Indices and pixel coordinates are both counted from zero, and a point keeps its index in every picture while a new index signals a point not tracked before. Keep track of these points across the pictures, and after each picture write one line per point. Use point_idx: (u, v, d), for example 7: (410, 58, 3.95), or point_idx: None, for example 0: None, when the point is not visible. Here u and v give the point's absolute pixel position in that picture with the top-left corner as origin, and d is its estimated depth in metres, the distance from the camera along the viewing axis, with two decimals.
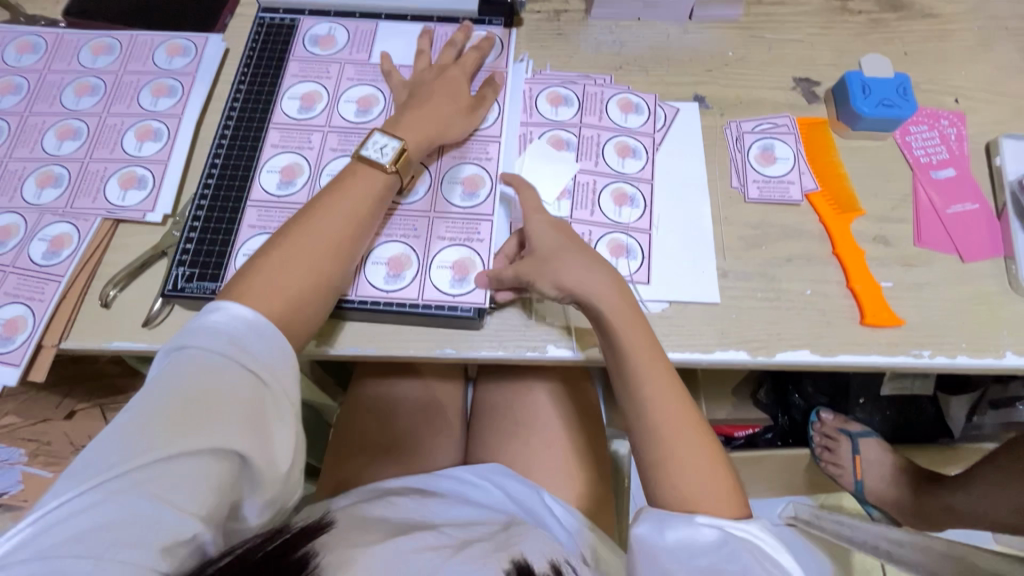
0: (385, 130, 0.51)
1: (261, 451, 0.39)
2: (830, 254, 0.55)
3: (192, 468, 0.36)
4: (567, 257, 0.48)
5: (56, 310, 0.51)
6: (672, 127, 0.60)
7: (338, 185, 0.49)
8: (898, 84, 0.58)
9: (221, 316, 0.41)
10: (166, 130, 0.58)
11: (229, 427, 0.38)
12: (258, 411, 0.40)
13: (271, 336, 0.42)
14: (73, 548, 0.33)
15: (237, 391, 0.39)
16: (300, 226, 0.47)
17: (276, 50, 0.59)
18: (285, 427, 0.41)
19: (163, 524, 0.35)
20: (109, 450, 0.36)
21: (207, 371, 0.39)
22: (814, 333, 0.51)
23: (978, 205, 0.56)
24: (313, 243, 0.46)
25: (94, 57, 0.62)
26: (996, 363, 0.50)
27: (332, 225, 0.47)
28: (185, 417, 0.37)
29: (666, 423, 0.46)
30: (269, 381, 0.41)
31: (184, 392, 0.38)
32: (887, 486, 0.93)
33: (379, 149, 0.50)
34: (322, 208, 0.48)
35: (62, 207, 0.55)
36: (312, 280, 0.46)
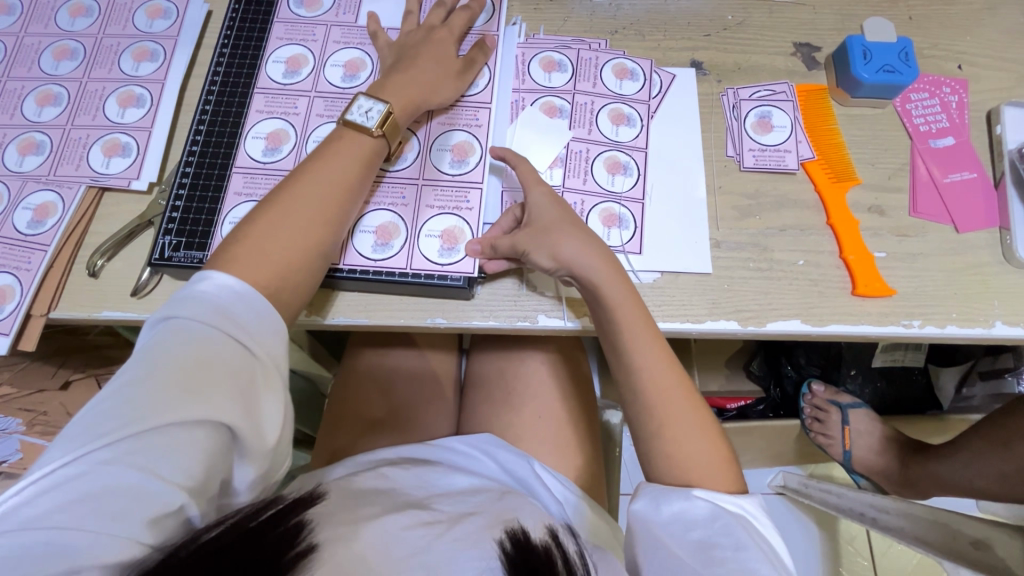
0: (369, 93, 0.50)
1: (251, 421, 0.40)
2: (825, 224, 0.54)
3: (180, 438, 0.36)
4: (560, 230, 0.48)
5: (44, 280, 0.51)
6: (668, 94, 0.59)
7: (322, 153, 0.48)
8: (901, 49, 0.56)
9: (208, 288, 0.41)
10: (149, 95, 0.57)
11: (218, 399, 0.38)
12: (247, 381, 0.40)
13: (259, 307, 0.42)
14: (62, 518, 0.33)
15: (227, 363, 0.39)
16: (287, 196, 0.46)
17: (260, 12, 0.57)
18: (274, 398, 0.42)
19: (152, 495, 0.35)
20: (95, 422, 0.36)
21: (195, 342, 0.39)
22: (805, 303, 0.51)
23: (976, 175, 0.56)
24: (300, 214, 0.46)
25: (72, 19, 0.60)
26: (985, 334, 0.51)
27: (319, 196, 0.46)
28: (172, 388, 0.37)
29: (657, 392, 0.47)
30: (259, 353, 0.41)
31: (171, 363, 0.38)
32: (874, 456, 0.94)
33: (363, 113, 0.49)
34: (310, 178, 0.47)
35: (44, 175, 0.54)
36: (300, 250, 0.45)
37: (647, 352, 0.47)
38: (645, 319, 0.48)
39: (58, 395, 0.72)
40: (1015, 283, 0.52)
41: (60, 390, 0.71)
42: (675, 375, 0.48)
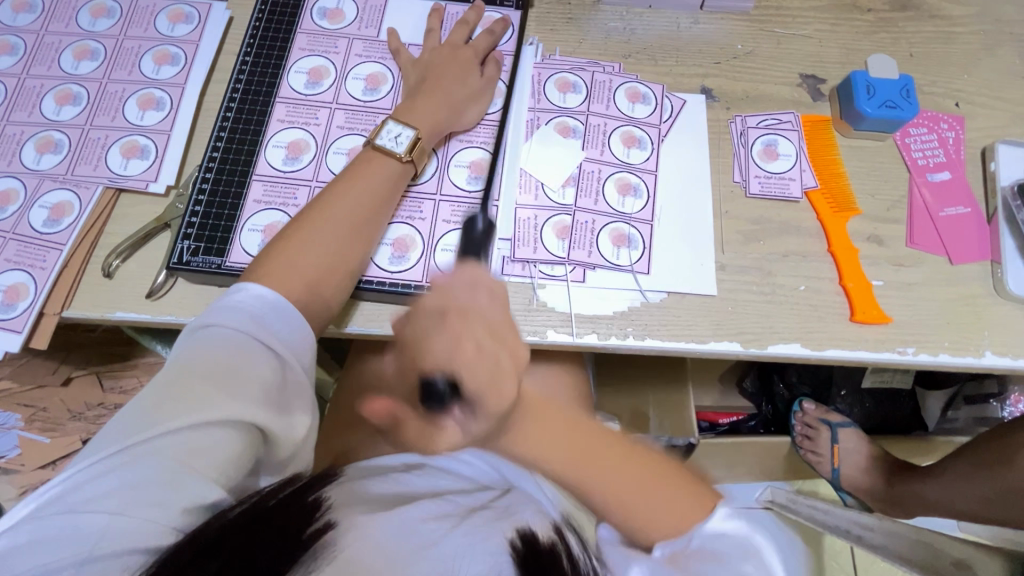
0: (398, 119, 0.51)
1: (278, 424, 0.41)
2: (826, 251, 0.56)
3: (215, 435, 0.38)
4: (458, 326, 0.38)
5: (58, 279, 0.51)
6: (679, 118, 0.60)
7: (350, 173, 0.50)
8: (902, 86, 0.59)
9: (242, 296, 0.43)
10: (169, 99, 0.58)
11: (251, 399, 0.40)
12: (275, 386, 0.42)
13: (290, 317, 0.44)
14: (102, 506, 0.34)
15: (256, 368, 0.41)
16: (318, 214, 0.48)
17: (284, 22, 0.58)
18: (301, 402, 0.44)
19: (186, 486, 0.36)
20: (137, 417, 0.38)
21: (229, 346, 0.41)
22: (805, 327, 0.53)
23: (970, 209, 0.58)
24: (330, 232, 0.47)
25: (94, 20, 0.60)
26: (975, 363, 0.53)
27: (348, 214, 0.48)
28: (208, 388, 0.39)
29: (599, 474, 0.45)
30: (288, 358, 0.43)
31: (207, 365, 0.40)
32: (862, 475, 0.96)
33: (393, 138, 0.51)
34: (337, 196, 0.49)
35: (62, 173, 0.55)
36: (329, 265, 0.47)
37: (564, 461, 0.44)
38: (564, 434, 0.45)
39: (59, 391, 0.72)
40: (1004, 315, 0.54)
41: (61, 386, 0.71)
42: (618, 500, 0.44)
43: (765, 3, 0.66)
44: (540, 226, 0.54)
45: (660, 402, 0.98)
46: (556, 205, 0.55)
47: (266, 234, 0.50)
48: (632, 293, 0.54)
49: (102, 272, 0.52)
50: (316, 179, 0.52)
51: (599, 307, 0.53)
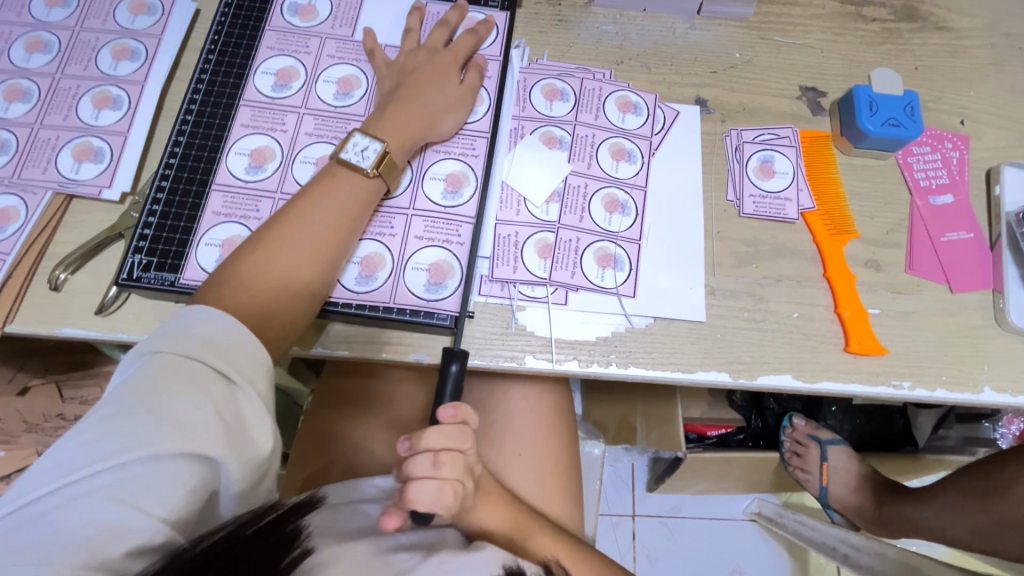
0: (365, 130, 0.48)
1: (234, 455, 0.37)
2: (821, 276, 0.53)
3: (160, 471, 0.35)
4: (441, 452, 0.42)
5: (0, 292, 0.48)
6: (671, 130, 0.57)
7: (311, 189, 0.46)
8: (906, 103, 0.56)
9: (195, 316, 0.40)
10: (126, 98, 0.54)
11: (201, 429, 0.36)
12: (230, 414, 0.38)
13: (245, 341, 0.40)
14: (34, 556, 0.30)
15: (208, 395, 0.37)
16: (278, 234, 0.45)
17: (252, 18, 0.54)
18: (261, 429, 0.40)
19: (129, 529, 0.33)
20: (72, 454, 0.34)
21: (176, 371, 0.37)
22: (798, 357, 0.50)
23: (973, 235, 0.55)
24: (292, 255, 0.44)
25: (48, 9, 0.56)
26: (973, 398, 0.50)
27: (311, 235, 0.45)
28: (154, 418, 0.35)
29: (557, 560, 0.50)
30: (243, 381, 0.39)
31: (153, 393, 0.36)
32: (851, 494, 0.94)
33: (359, 152, 0.47)
34: (300, 216, 0.45)
35: (8, 176, 0.51)
36: (290, 287, 0.44)
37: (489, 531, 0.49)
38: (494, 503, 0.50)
39: (16, 400, 0.68)
40: (1004, 348, 0.52)
41: (17, 396, 0.68)
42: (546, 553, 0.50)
43: (766, 9, 0.63)
44: (521, 243, 0.51)
45: (648, 415, 0.96)
46: (539, 222, 0.52)
47: (224, 249, 0.47)
48: (616, 318, 0.51)
49: (49, 284, 0.48)
50: (280, 190, 0.49)
51: (581, 332, 0.50)
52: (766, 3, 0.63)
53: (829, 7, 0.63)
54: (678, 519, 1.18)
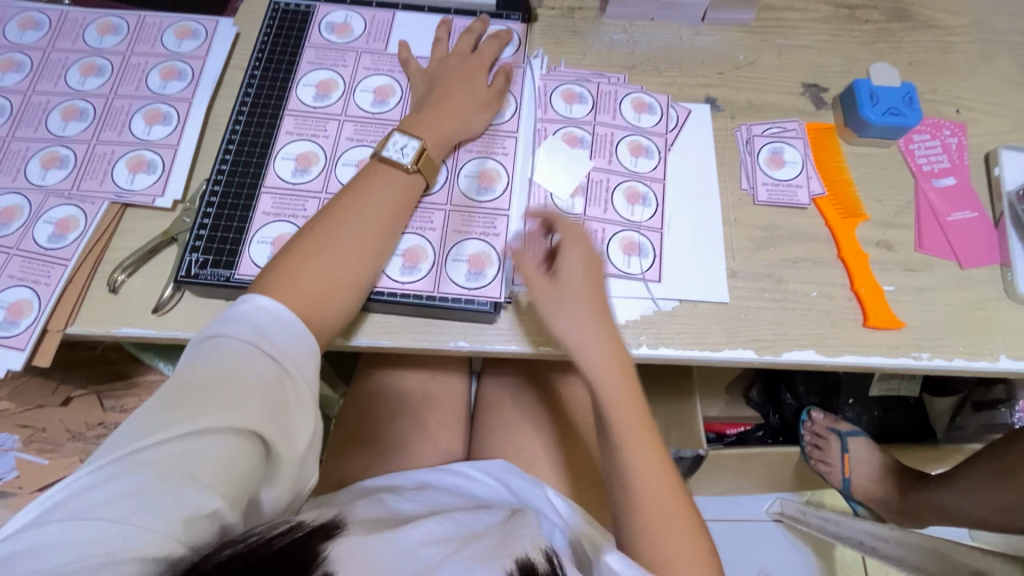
0: (405, 130, 0.52)
1: (282, 436, 0.40)
2: (836, 257, 0.56)
3: (217, 444, 0.37)
4: (576, 302, 0.48)
5: (62, 296, 0.50)
6: (684, 128, 0.61)
7: (354, 187, 0.50)
8: (904, 93, 0.60)
9: (248, 307, 0.42)
10: (176, 114, 0.57)
11: (252, 408, 0.38)
12: (279, 396, 0.40)
13: (292, 324, 0.43)
14: (105, 513, 0.33)
15: (261, 377, 0.40)
16: (324, 228, 0.47)
17: (292, 37, 0.59)
18: (306, 415, 0.42)
19: (185, 498, 0.34)
20: (141, 425, 0.36)
21: (233, 355, 0.40)
22: (820, 333, 0.53)
23: (977, 214, 0.58)
24: (338, 245, 0.47)
25: (101, 36, 0.61)
26: (991, 367, 0.52)
27: (355, 226, 0.48)
28: (212, 395, 0.38)
29: (651, 494, 0.46)
30: (291, 368, 0.41)
31: (211, 374, 0.39)
32: (874, 484, 0.95)
33: (400, 150, 0.51)
34: (345, 209, 0.48)
35: (67, 189, 0.54)
36: (336, 276, 0.46)
37: (592, 339, 0.47)
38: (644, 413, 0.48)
39: (59, 410, 0.70)
40: (1017, 319, 0.54)
41: (60, 406, 0.70)
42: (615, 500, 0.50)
43: (765, 16, 0.67)
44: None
45: (667, 413, 0.97)
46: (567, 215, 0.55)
47: (275, 246, 0.50)
48: (644, 301, 0.53)
49: (107, 287, 0.51)
50: (325, 190, 0.52)
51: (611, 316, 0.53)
52: (765, 10, 0.67)
53: (824, 11, 0.68)
54: None
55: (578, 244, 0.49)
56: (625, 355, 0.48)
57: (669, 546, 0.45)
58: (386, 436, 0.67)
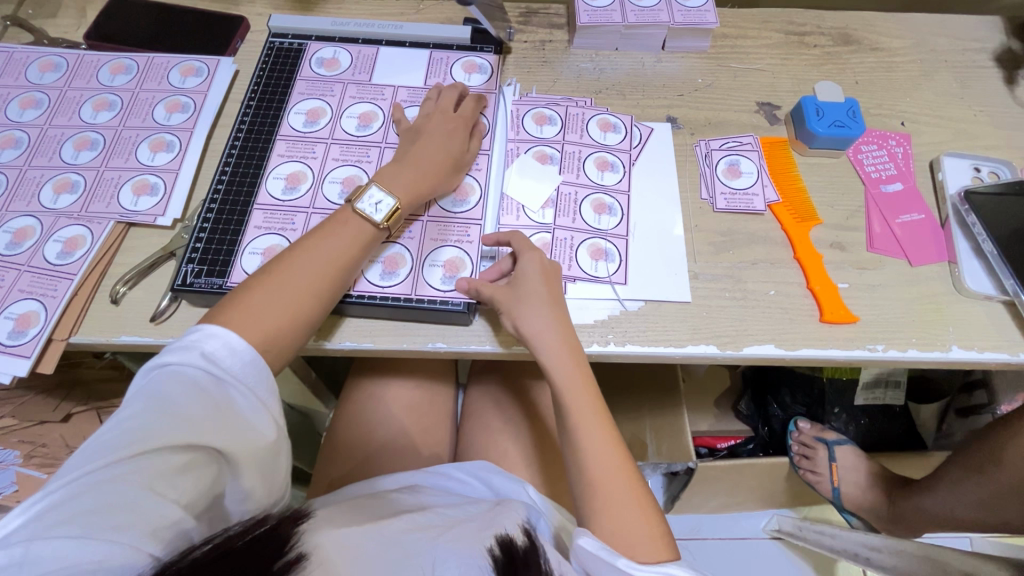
0: (382, 185, 0.53)
1: (240, 448, 0.42)
2: (792, 258, 0.59)
3: (169, 461, 0.39)
4: (534, 300, 0.52)
5: (68, 307, 0.54)
6: (647, 144, 0.65)
7: (322, 231, 0.52)
8: (848, 108, 0.65)
9: (196, 334, 0.44)
10: (178, 142, 0.63)
11: (203, 428, 0.40)
12: (232, 412, 0.42)
13: (247, 354, 0.44)
14: (66, 533, 0.34)
15: (212, 398, 0.42)
16: (286, 266, 0.50)
17: (285, 70, 0.65)
18: (263, 425, 0.44)
19: (143, 515, 0.37)
20: (96, 449, 0.38)
21: (181, 380, 0.42)
22: (778, 329, 0.56)
23: (924, 216, 0.62)
24: (297, 284, 0.49)
25: (113, 76, 0.67)
26: (944, 357, 0.55)
27: (315, 270, 0.50)
28: (159, 418, 0.40)
29: (600, 473, 0.50)
30: (239, 386, 0.43)
31: (159, 399, 0.40)
32: (864, 492, 0.95)
33: (374, 204, 0.53)
34: (311, 250, 0.50)
35: (76, 211, 0.59)
36: (292, 318, 0.48)
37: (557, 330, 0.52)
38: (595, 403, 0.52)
39: (61, 426, 0.73)
40: (966, 311, 0.57)
41: (62, 421, 0.72)
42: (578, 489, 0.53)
43: (721, 43, 0.73)
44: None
45: (657, 425, 0.97)
46: (538, 225, 0.59)
47: (265, 256, 0.54)
48: (610, 303, 0.57)
49: (109, 298, 0.55)
50: (313, 206, 0.57)
51: (581, 317, 0.56)
52: (720, 38, 0.74)
53: (775, 38, 0.74)
54: (698, 541, 1.16)
55: (533, 253, 0.54)
56: (575, 343, 0.53)
57: (621, 526, 0.48)
58: (374, 444, 0.69)
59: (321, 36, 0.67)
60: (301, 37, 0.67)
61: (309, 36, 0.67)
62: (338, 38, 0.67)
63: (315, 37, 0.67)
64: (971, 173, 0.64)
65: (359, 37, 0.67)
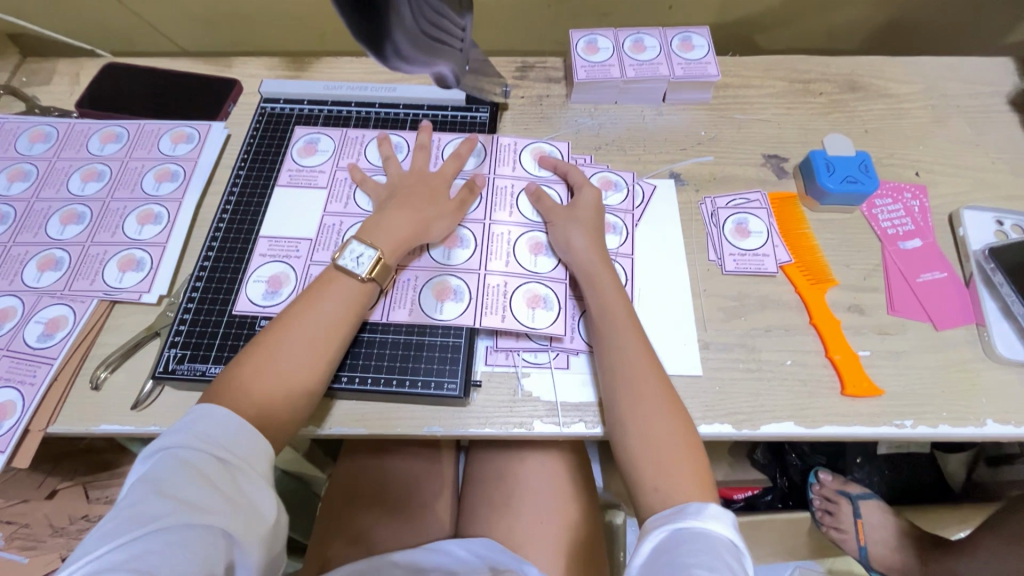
0: (361, 238, 0.52)
1: (241, 527, 0.39)
2: (808, 324, 0.56)
3: (175, 545, 0.36)
4: (581, 224, 0.56)
5: (46, 394, 0.52)
6: (650, 203, 0.63)
7: (306, 296, 0.50)
8: (859, 161, 0.62)
9: (194, 414, 0.43)
10: (166, 213, 0.61)
11: (204, 508, 0.38)
12: (230, 490, 0.40)
13: (242, 429, 0.43)
14: None
15: (208, 479, 0.40)
16: (270, 338, 0.48)
17: (276, 137, 0.64)
18: (262, 498, 0.42)
19: None
20: (95, 542, 0.36)
21: (179, 465, 0.40)
22: (798, 404, 0.52)
23: (946, 274, 0.59)
24: (387, 214, 0.54)
25: (102, 145, 0.66)
26: (978, 432, 0.51)
27: (307, 336, 0.48)
28: (164, 500, 0.38)
29: (644, 436, 0.47)
30: (244, 465, 0.42)
31: (162, 479, 0.39)
32: (892, 552, 0.89)
33: (355, 258, 0.51)
34: (400, 201, 0.55)
35: (60, 289, 0.57)
36: (282, 392, 0.46)
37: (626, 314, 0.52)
38: (653, 367, 0.50)
39: (43, 505, 0.70)
40: (999, 380, 0.53)
41: (45, 499, 0.69)
42: (660, 382, 0.49)
43: (723, 93, 0.71)
44: (511, 293, 0.55)
45: None
46: (528, 273, 0.56)
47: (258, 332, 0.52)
48: None
49: (90, 384, 0.53)
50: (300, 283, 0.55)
51: (586, 395, 0.52)
52: (722, 88, 0.72)
53: (779, 86, 0.72)
54: None
55: (589, 184, 0.59)
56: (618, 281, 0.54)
57: (656, 449, 0.47)
58: (372, 522, 0.66)
59: (313, 100, 0.66)
60: (293, 101, 0.66)
61: (301, 100, 0.66)
62: (330, 101, 0.66)
63: (306, 100, 0.66)
64: (994, 227, 0.61)
65: (352, 100, 0.66)
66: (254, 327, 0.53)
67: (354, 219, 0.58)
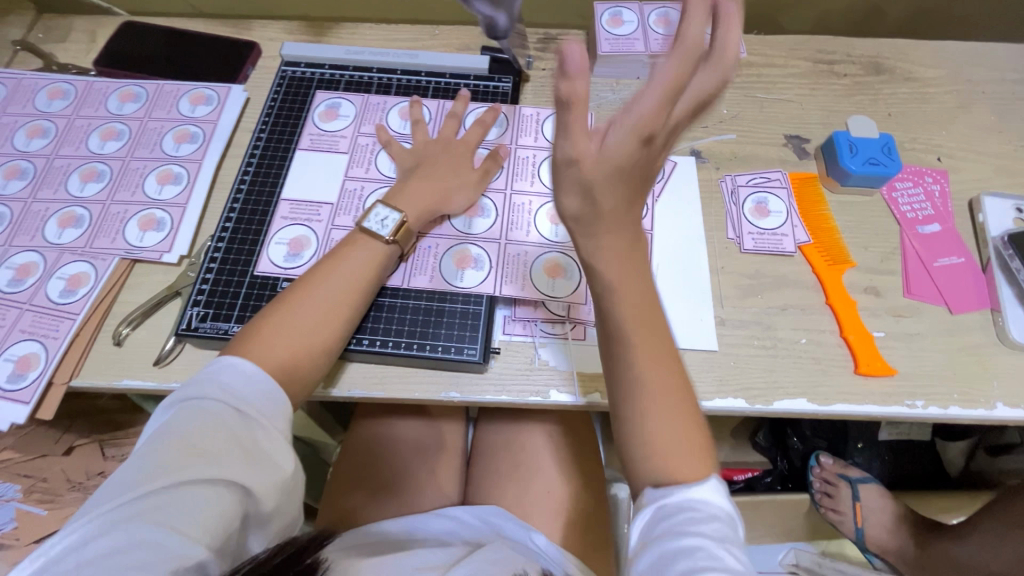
0: (386, 202, 0.52)
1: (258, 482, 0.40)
2: (824, 304, 0.56)
3: (193, 496, 0.38)
4: None
5: (69, 348, 0.52)
6: (670, 179, 0.63)
7: (332, 256, 0.50)
8: (883, 143, 0.62)
9: (218, 367, 0.43)
10: (187, 174, 0.61)
11: (220, 463, 0.39)
12: (248, 446, 0.41)
13: (263, 384, 0.43)
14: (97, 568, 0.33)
15: (227, 434, 0.40)
16: (295, 296, 0.48)
17: (298, 101, 0.63)
18: (280, 454, 0.42)
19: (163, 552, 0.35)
20: (120, 485, 0.38)
21: (199, 418, 0.40)
22: (812, 381, 0.53)
23: (964, 259, 0.59)
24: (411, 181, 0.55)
25: (121, 104, 0.65)
26: (988, 415, 0.52)
27: (330, 294, 0.48)
28: (184, 453, 0.39)
29: None
30: (263, 419, 0.42)
31: (183, 430, 0.40)
32: (888, 534, 0.91)
33: (380, 222, 0.52)
34: (424, 170, 0.55)
35: (81, 246, 0.57)
36: (304, 346, 0.46)
37: None
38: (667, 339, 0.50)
39: (61, 460, 0.71)
40: (1011, 364, 0.54)
41: (62, 455, 0.71)
42: None
43: (746, 72, 0.70)
44: (530, 263, 0.55)
45: None
46: (548, 244, 0.56)
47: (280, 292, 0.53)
48: None
49: (112, 340, 0.53)
50: (322, 246, 0.55)
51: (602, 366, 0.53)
52: (746, 66, 0.71)
53: (803, 66, 0.71)
54: None
55: None
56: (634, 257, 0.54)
57: None
58: (383, 486, 0.68)
59: (335, 65, 0.66)
60: (315, 65, 0.65)
61: (322, 64, 0.66)
62: (351, 66, 0.66)
63: (328, 65, 0.66)
64: (1013, 214, 0.61)
65: (374, 66, 0.65)
66: (275, 288, 0.53)
67: (375, 185, 0.58)
